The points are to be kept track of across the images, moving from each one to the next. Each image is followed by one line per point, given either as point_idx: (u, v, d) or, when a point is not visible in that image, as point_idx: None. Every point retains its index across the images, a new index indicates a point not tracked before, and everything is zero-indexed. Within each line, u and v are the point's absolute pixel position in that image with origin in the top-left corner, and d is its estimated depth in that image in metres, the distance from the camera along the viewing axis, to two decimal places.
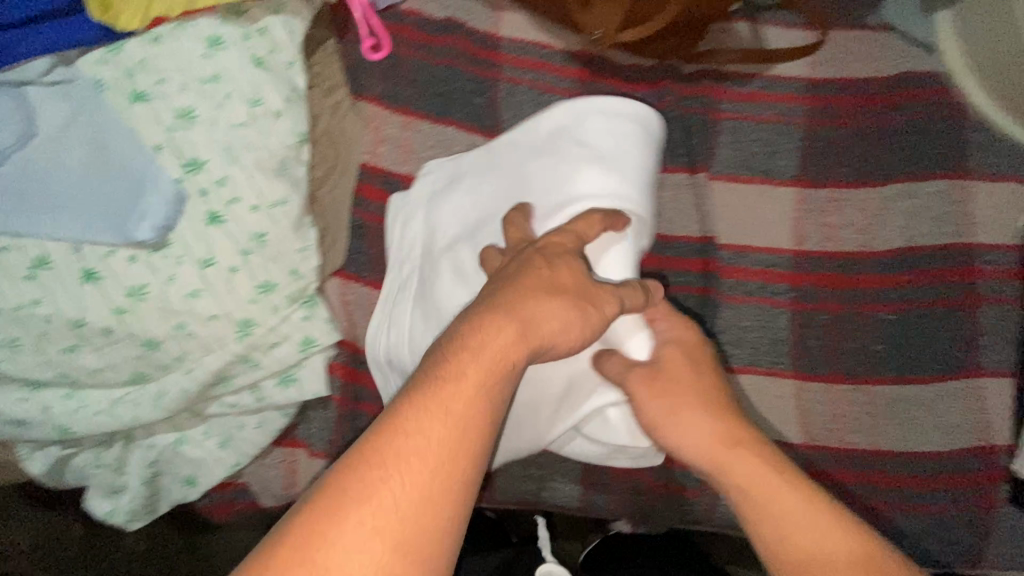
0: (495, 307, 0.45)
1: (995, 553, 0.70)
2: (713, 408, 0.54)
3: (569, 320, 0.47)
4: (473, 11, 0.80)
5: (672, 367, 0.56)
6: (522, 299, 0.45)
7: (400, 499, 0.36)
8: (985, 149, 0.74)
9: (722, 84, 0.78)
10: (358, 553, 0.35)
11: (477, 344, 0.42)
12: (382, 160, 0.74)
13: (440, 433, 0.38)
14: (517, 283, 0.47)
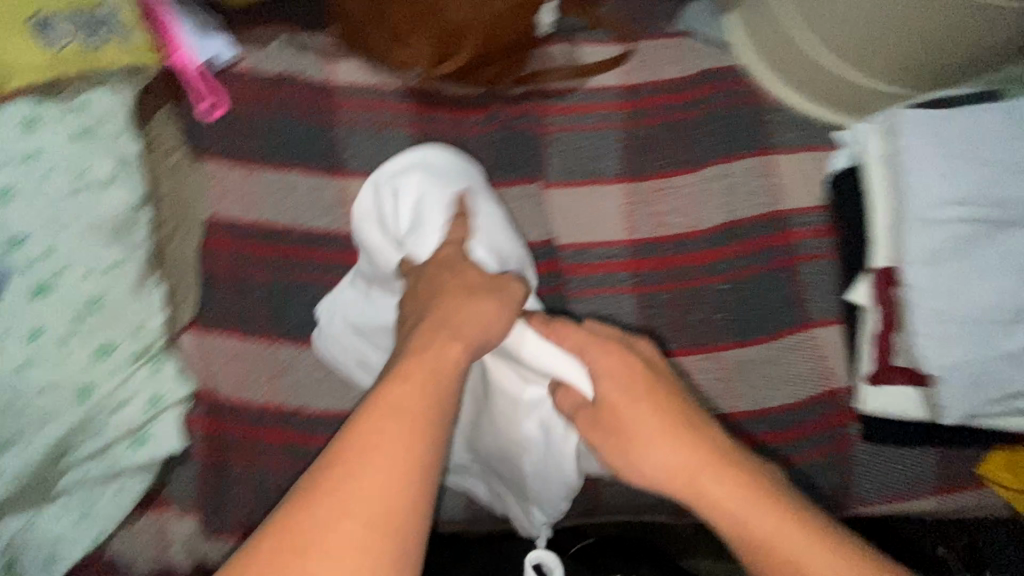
0: (433, 317, 0.58)
1: (860, 489, 0.76)
2: (666, 434, 0.54)
3: (496, 315, 0.57)
4: (305, 63, 0.84)
5: (612, 402, 0.56)
6: (453, 306, 0.58)
7: (364, 498, 0.41)
8: (784, 126, 0.84)
9: (547, 101, 0.86)
10: (330, 539, 0.40)
11: (428, 348, 0.52)
12: (229, 213, 0.77)
13: (398, 437, 0.44)
14: (446, 298, 0.59)
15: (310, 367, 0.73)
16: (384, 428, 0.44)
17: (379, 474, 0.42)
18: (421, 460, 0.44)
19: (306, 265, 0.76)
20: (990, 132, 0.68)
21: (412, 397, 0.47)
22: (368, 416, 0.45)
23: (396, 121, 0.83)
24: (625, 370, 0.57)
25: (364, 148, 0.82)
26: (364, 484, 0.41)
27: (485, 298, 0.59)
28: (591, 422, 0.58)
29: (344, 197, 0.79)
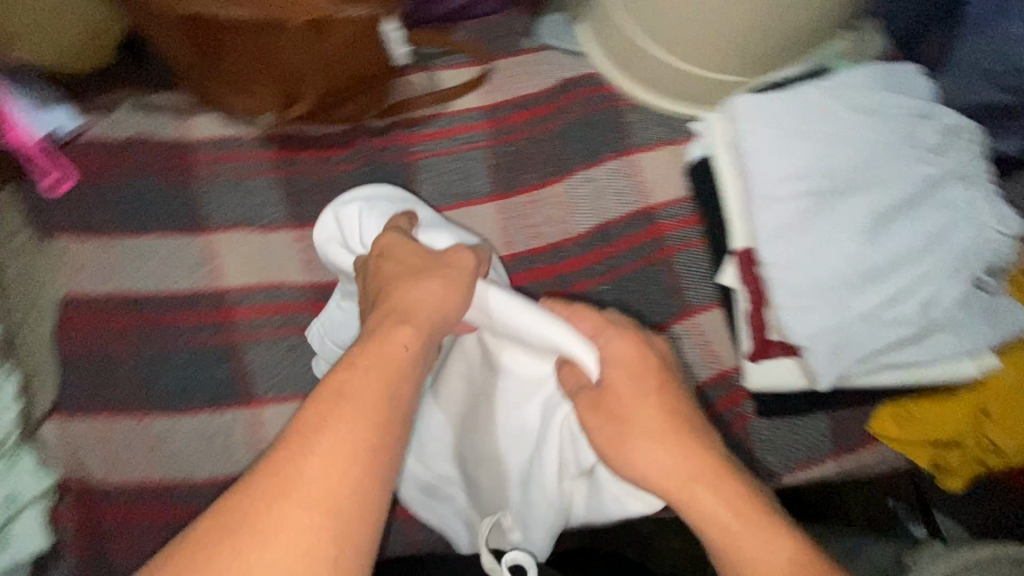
0: (377, 304, 0.56)
1: (761, 463, 0.79)
2: (663, 437, 0.52)
3: (442, 295, 0.55)
4: (159, 121, 0.81)
5: (617, 389, 0.53)
6: (399, 288, 0.55)
7: (311, 497, 0.42)
8: (645, 124, 0.87)
9: (411, 130, 0.86)
10: (288, 513, 0.41)
11: (381, 336, 0.51)
12: (84, 288, 0.74)
13: (348, 436, 0.44)
14: (394, 283, 0.56)
15: (189, 435, 0.71)
16: (337, 427, 0.44)
17: (328, 475, 0.42)
18: (374, 464, 0.44)
19: (174, 330, 0.74)
20: (813, 107, 0.71)
21: (369, 397, 0.46)
22: (319, 413, 0.45)
23: (258, 170, 0.82)
24: (633, 366, 0.54)
25: (225, 201, 0.80)
26: (313, 484, 0.42)
27: (437, 279, 0.55)
28: (593, 404, 0.54)
29: (209, 254, 0.77)
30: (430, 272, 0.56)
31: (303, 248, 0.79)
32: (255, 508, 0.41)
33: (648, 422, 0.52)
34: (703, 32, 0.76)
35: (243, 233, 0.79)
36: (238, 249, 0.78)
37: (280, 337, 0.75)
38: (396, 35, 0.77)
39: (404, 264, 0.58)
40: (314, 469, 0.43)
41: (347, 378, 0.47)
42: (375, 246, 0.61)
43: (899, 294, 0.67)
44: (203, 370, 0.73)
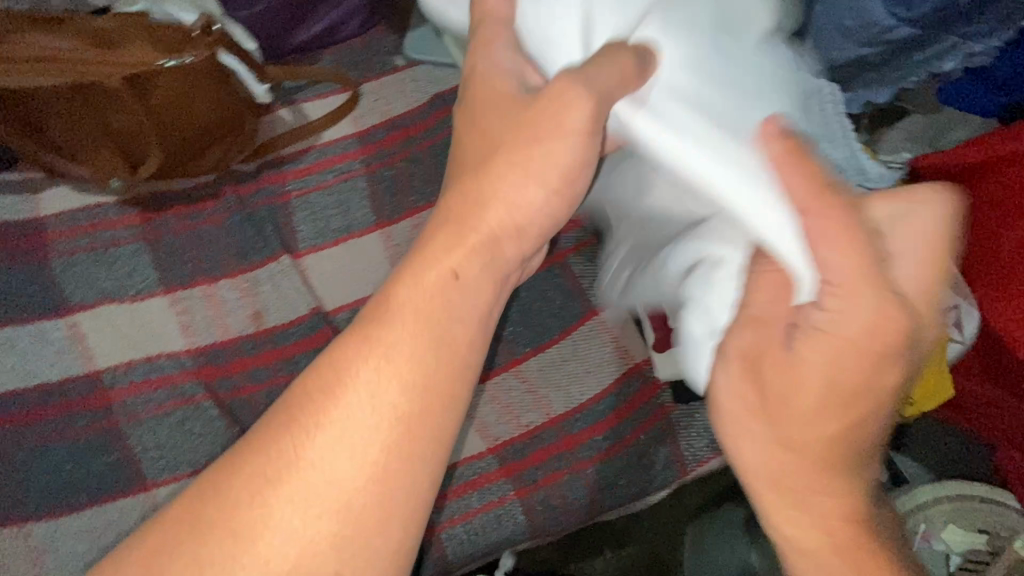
0: (463, 176, 0.49)
1: (686, 449, 0.76)
2: (827, 408, 0.48)
3: (521, 184, 0.48)
4: (6, 204, 0.76)
5: (813, 350, 0.46)
6: (477, 178, 0.48)
7: (353, 432, 0.44)
8: None
9: (282, 168, 0.82)
10: (329, 454, 0.44)
11: (433, 258, 0.48)
12: None
13: (394, 370, 0.46)
14: (495, 146, 0.48)
15: (74, 536, 0.65)
16: (379, 360, 0.46)
17: (378, 406, 0.45)
18: (426, 396, 0.46)
19: (46, 425, 0.68)
20: None
21: (417, 330, 0.47)
22: (356, 346, 0.46)
23: (121, 236, 0.76)
24: (831, 347, 0.45)
25: (87, 276, 0.74)
26: (353, 416, 0.44)
27: (519, 168, 0.47)
28: (782, 342, 0.49)
29: (75, 336, 0.72)
30: (511, 149, 0.47)
31: (179, 312, 0.74)
32: (299, 439, 0.44)
33: (826, 376, 0.46)
34: None
35: (112, 306, 0.74)
36: (106, 326, 0.73)
37: (164, 412, 0.70)
38: (247, 73, 0.73)
39: (502, 115, 0.49)
40: (363, 399, 0.45)
41: (399, 324, 0.46)
42: (468, 69, 0.51)
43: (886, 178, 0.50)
44: (83, 462, 0.68)
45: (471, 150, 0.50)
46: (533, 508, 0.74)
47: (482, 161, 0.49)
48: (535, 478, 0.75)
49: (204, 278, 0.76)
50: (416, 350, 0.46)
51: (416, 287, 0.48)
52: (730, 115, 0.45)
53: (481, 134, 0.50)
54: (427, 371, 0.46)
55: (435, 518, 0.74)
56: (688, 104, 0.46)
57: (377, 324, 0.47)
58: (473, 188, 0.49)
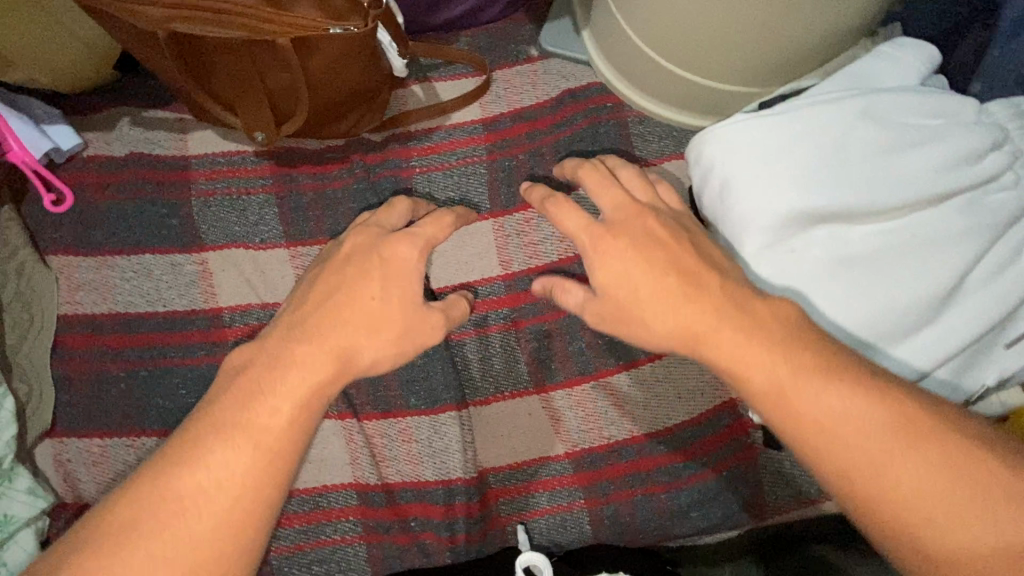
0: (327, 330, 0.59)
1: (770, 496, 0.75)
2: (660, 307, 0.55)
3: (389, 350, 0.60)
4: (158, 138, 0.81)
5: (613, 284, 0.57)
6: (337, 335, 0.59)
7: (199, 512, 0.52)
8: (648, 137, 0.85)
9: (409, 144, 0.84)
10: (197, 514, 0.52)
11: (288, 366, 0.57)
12: (80, 307, 0.74)
13: (244, 458, 0.53)
14: (343, 314, 0.60)
15: None
16: (237, 444, 0.54)
17: (220, 489, 0.52)
18: (266, 476, 0.53)
19: (167, 350, 0.73)
20: (841, 156, 0.60)
21: (275, 423, 0.55)
22: (227, 427, 0.54)
23: (253, 186, 0.81)
24: (624, 257, 0.57)
25: (219, 219, 0.79)
26: (217, 479, 0.52)
27: (391, 336, 0.60)
28: (599, 313, 0.59)
29: (203, 272, 0.76)
30: (366, 330, 0.59)
31: (297, 266, 0.78)
32: (153, 515, 0.51)
33: (627, 278, 0.57)
34: (681, 37, 0.72)
35: (240, 251, 0.78)
36: (232, 267, 0.77)
37: None
38: (390, 44, 0.74)
39: (378, 305, 0.60)
40: (205, 480, 0.52)
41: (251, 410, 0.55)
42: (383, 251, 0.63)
43: (944, 337, 0.58)
44: (195, 391, 0.72)
45: (357, 288, 0.60)
46: (601, 520, 0.75)
47: (345, 313, 0.60)
48: (604, 492, 0.75)
49: (323, 238, 0.79)
50: (266, 440, 0.54)
51: (285, 381, 0.56)
52: (811, 281, 0.60)
53: (357, 291, 0.60)
54: (266, 473, 0.53)
55: (503, 509, 0.75)
56: (781, 262, 0.61)
57: (245, 408, 0.55)
58: (336, 331, 0.59)
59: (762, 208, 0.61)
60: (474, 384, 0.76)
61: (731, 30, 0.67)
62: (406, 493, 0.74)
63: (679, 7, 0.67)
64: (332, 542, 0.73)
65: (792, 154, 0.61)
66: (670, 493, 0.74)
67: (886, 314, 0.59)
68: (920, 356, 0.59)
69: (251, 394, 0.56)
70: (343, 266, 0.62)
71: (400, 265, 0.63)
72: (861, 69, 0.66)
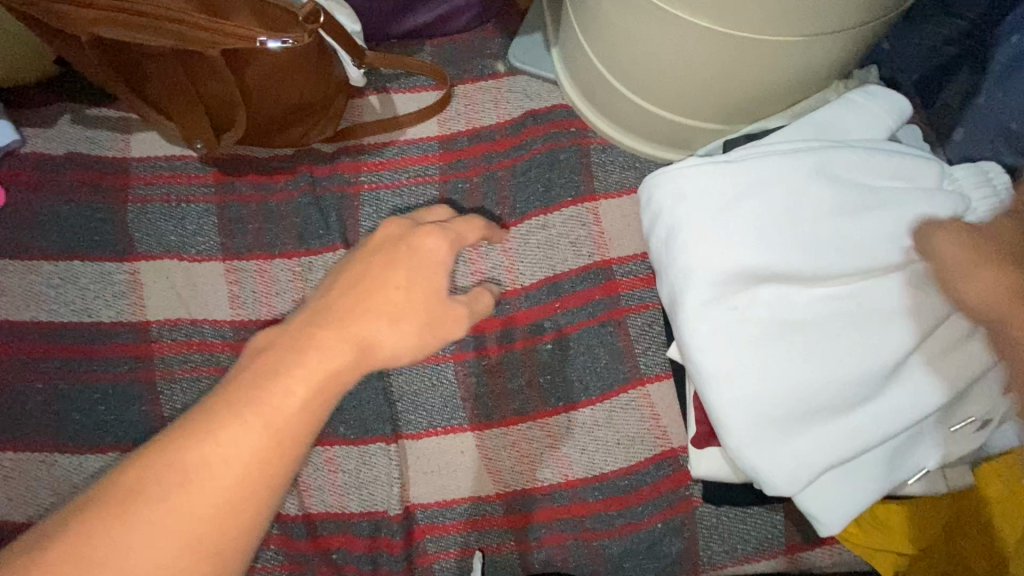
0: (357, 310, 0.45)
1: (706, 553, 0.71)
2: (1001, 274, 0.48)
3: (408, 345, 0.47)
4: (100, 139, 0.79)
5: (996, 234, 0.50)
6: (354, 317, 0.45)
7: (195, 503, 0.37)
8: (610, 167, 0.80)
9: (360, 158, 0.81)
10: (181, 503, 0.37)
11: (306, 343, 0.43)
12: (3, 312, 0.71)
13: (250, 442, 0.39)
14: (380, 288, 0.47)
15: (95, 475, 0.67)
16: (239, 428, 0.39)
17: (224, 479, 0.38)
18: (279, 467, 0.40)
19: (87, 363, 0.70)
20: (794, 211, 0.57)
21: (285, 409, 0.40)
22: (235, 399, 0.40)
23: (195, 194, 0.78)
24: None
25: (156, 228, 0.76)
26: (216, 460, 0.38)
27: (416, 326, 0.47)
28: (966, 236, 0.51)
29: (134, 283, 0.74)
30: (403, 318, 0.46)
31: (231, 281, 0.75)
32: (133, 502, 0.37)
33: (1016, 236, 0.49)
34: (642, 68, 0.68)
35: (173, 261, 0.75)
36: (164, 278, 0.74)
37: (197, 376, 0.71)
38: (343, 54, 0.70)
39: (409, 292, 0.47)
40: (207, 465, 0.38)
41: (269, 377, 0.41)
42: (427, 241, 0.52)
43: (883, 418, 0.55)
44: (115, 407, 0.69)
45: (389, 271, 0.48)
46: (530, 564, 0.72)
47: (373, 298, 0.46)
48: (536, 536, 0.72)
49: (263, 253, 0.76)
50: (279, 423, 0.40)
51: (303, 361, 0.42)
52: (746, 343, 0.56)
53: (385, 275, 0.47)
54: (273, 460, 0.39)
55: (430, 547, 0.72)
56: (719, 322, 0.57)
57: (266, 380, 0.41)
58: (352, 316, 0.45)
59: (705, 263, 0.57)
60: (408, 415, 0.74)
61: (690, 64, 0.64)
62: (329, 524, 0.71)
63: (641, 35, 0.64)
64: (248, 571, 0.69)
65: (743, 206, 0.58)
66: (603, 541, 0.71)
67: (823, 387, 0.55)
68: (857, 436, 0.55)
69: (260, 373, 0.41)
70: (372, 252, 0.49)
71: (427, 260, 0.50)
72: (826, 118, 0.63)
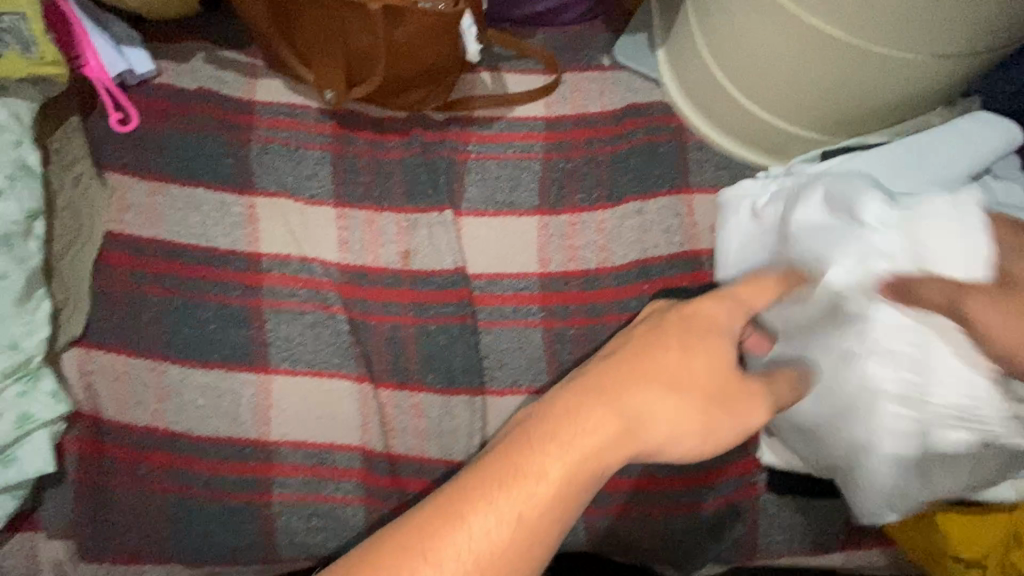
0: (627, 386, 0.49)
1: (764, 538, 0.74)
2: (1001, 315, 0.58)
3: (671, 425, 0.49)
4: (228, 80, 0.83)
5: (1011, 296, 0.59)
6: (619, 394, 0.48)
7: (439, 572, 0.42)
8: (706, 164, 0.84)
9: (470, 128, 0.85)
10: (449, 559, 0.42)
11: (572, 423, 0.46)
12: (128, 227, 0.75)
13: (512, 515, 0.43)
14: (639, 369, 0.50)
15: (200, 389, 0.71)
16: (504, 500, 0.44)
17: (485, 542, 0.43)
18: (525, 546, 0.43)
19: (201, 284, 0.74)
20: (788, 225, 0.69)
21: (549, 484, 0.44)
22: (504, 469, 0.45)
23: (312, 141, 0.82)
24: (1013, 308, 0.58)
25: (276, 168, 0.80)
26: (480, 525, 0.43)
27: (671, 406, 0.49)
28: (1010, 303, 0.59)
29: (250, 215, 0.78)
30: (666, 399, 0.49)
31: (341, 228, 0.79)
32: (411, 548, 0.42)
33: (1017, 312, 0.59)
34: (759, 72, 0.72)
35: (288, 201, 0.79)
36: (279, 216, 0.78)
37: (302, 311, 0.75)
38: (472, 30, 0.74)
39: (671, 367, 0.50)
40: (470, 540, 0.43)
41: (536, 450, 0.45)
42: (700, 310, 0.54)
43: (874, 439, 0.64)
44: (225, 329, 0.73)
45: (652, 354, 0.51)
46: (594, 527, 0.75)
47: (636, 377, 0.49)
48: (603, 504, 0.75)
49: (371, 204, 0.80)
50: (530, 501, 0.44)
51: (567, 437, 0.46)
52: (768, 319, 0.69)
53: (649, 355, 0.50)
54: (527, 529, 0.43)
55: None
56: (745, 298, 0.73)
57: (534, 452, 0.45)
58: (611, 396, 0.48)
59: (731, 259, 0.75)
60: (494, 372, 0.77)
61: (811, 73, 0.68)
62: (410, 466, 0.74)
63: (766, 41, 0.68)
64: (331, 501, 0.72)
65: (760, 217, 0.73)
66: (667, 516, 0.74)
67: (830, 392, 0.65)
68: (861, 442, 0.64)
69: (527, 448, 0.46)
70: (632, 338, 0.53)
71: (704, 335, 0.52)
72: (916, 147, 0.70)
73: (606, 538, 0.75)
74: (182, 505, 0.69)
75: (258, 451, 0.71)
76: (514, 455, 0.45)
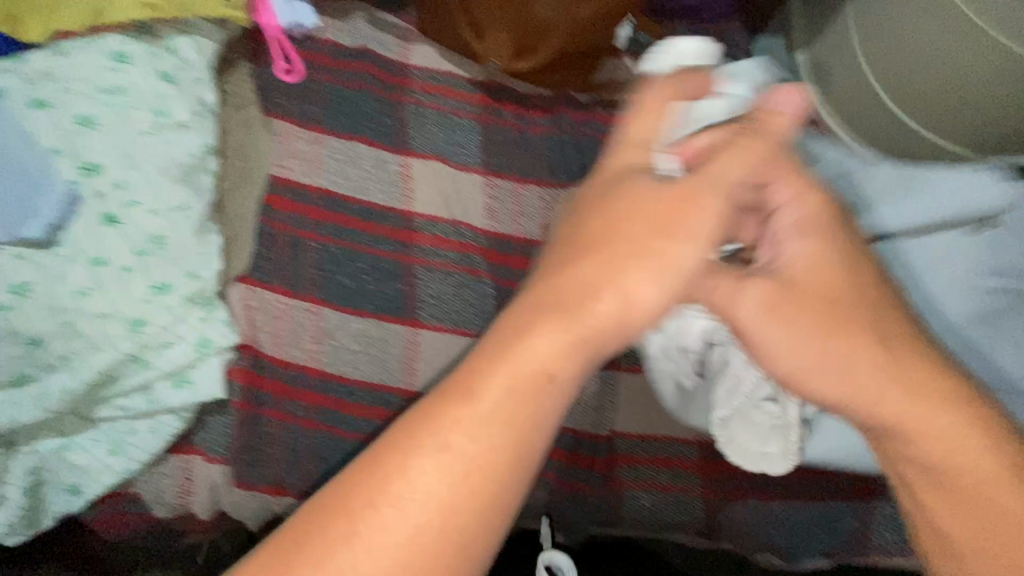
0: (565, 268, 0.44)
1: (877, 537, 0.77)
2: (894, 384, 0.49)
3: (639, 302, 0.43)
4: (385, 41, 0.86)
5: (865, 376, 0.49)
6: (556, 285, 0.43)
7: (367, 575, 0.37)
8: None
9: (614, 111, 0.87)
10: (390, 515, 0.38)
11: (514, 340, 0.41)
12: (292, 173, 0.77)
13: (461, 459, 0.39)
14: (598, 258, 0.45)
15: (353, 335, 0.74)
16: (439, 445, 0.39)
17: (444, 483, 0.39)
18: (485, 478, 0.39)
19: (358, 235, 0.77)
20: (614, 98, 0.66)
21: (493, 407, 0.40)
22: (437, 408, 0.40)
23: (463, 109, 0.84)
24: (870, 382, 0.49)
25: (430, 131, 0.83)
26: (429, 469, 0.39)
27: (641, 284, 0.44)
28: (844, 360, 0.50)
29: (404, 174, 0.80)
30: (621, 272, 0.44)
31: (489, 196, 0.81)
32: (345, 514, 0.38)
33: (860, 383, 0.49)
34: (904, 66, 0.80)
35: (441, 165, 0.81)
36: (432, 178, 0.81)
37: (450, 271, 0.77)
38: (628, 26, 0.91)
39: (622, 251, 0.45)
40: (413, 492, 0.39)
41: (463, 379, 0.41)
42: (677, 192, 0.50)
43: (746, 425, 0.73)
44: (380, 280, 0.76)
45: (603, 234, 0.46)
46: (713, 510, 0.77)
47: (593, 262, 0.44)
48: (723, 487, 0.77)
49: (518, 176, 0.83)
50: (475, 434, 0.40)
51: (497, 357, 0.41)
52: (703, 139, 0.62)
53: (624, 243, 0.45)
54: (481, 460, 0.39)
55: (626, 474, 0.77)
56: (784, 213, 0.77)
57: (473, 381, 0.41)
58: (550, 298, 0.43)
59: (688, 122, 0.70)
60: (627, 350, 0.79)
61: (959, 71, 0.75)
62: None
63: (917, 38, 0.76)
64: None
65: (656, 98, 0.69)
66: (785, 506, 0.77)
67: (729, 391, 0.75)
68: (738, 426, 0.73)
69: (462, 384, 0.41)
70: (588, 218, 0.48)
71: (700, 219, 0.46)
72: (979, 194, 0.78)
73: (723, 521, 0.77)
74: (331, 445, 0.72)
75: (404, 401, 0.74)
76: (440, 392, 0.41)
